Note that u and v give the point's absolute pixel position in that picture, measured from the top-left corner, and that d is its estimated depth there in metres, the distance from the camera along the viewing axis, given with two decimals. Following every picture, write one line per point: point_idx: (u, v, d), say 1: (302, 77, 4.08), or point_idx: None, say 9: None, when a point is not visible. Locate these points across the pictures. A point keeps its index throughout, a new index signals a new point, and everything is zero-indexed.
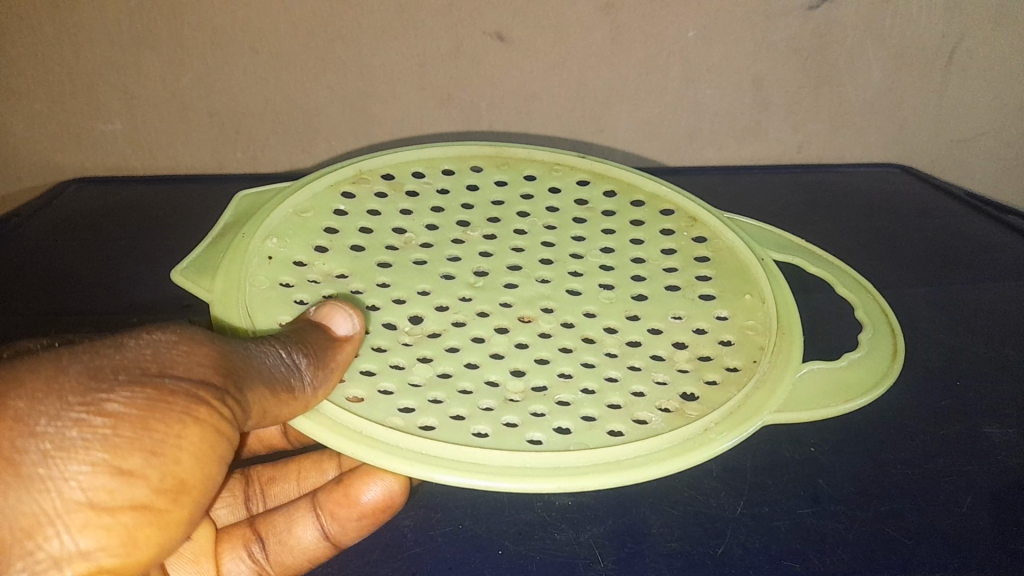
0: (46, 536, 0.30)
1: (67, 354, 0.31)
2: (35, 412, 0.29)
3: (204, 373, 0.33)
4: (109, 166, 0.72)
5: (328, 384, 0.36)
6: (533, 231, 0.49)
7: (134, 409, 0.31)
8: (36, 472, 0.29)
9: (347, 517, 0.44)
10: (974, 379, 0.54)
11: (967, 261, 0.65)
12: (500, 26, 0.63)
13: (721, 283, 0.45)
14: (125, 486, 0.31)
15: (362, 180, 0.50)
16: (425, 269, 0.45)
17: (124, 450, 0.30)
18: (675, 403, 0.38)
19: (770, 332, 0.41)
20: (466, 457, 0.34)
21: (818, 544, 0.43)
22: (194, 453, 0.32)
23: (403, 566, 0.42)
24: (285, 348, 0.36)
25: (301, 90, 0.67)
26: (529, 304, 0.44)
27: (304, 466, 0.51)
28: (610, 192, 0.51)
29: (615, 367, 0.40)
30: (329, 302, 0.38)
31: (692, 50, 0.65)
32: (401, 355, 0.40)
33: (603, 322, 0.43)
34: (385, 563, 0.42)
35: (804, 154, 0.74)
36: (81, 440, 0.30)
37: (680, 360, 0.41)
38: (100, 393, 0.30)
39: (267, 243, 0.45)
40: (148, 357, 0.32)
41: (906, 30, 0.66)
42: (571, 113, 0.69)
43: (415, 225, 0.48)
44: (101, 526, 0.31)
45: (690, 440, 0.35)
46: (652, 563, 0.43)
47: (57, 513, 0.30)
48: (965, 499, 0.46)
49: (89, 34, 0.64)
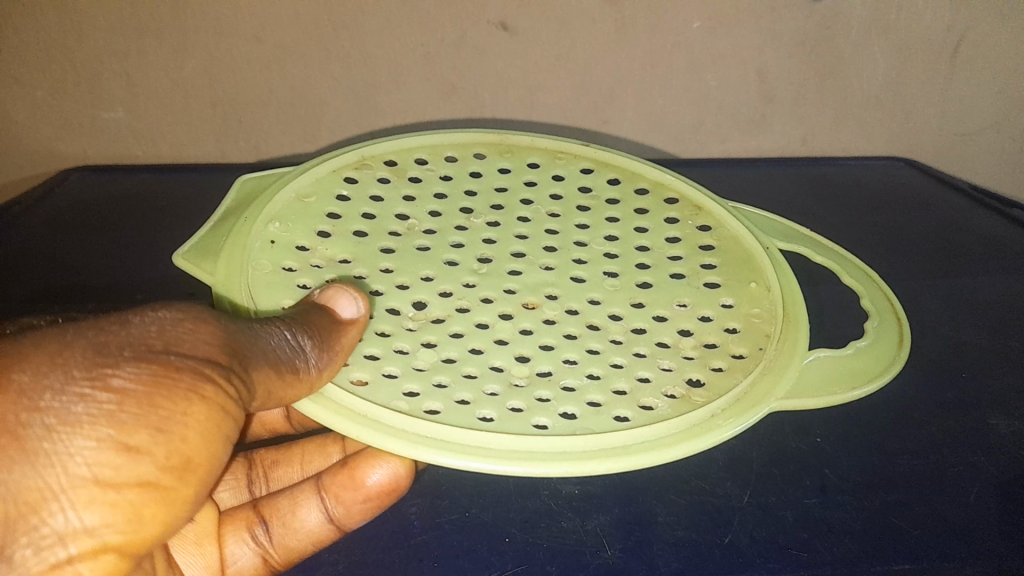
0: (50, 512, 0.30)
1: (72, 330, 0.31)
2: (39, 387, 0.29)
3: (209, 351, 0.33)
4: (112, 155, 0.72)
5: (333, 366, 0.36)
6: (537, 218, 0.48)
7: (139, 385, 0.31)
8: (41, 447, 0.29)
9: (353, 500, 0.44)
10: (979, 371, 0.54)
11: (971, 255, 0.65)
12: (505, 15, 0.63)
13: (725, 271, 0.45)
14: (130, 462, 0.30)
15: (365, 166, 0.50)
16: (429, 255, 0.45)
17: (130, 426, 0.30)
18: (680, 389, 0.38)
19: (776, 320, 0.41)
20: (471, 441, 0.34)
21: (825, 534, 0.43)
22: (200, 431, 0.32)
23: (406, 555, 0.42)
24: (290, 329, 0.36)
25: (305, 77, 0.66)
26: (534, 291, 0.44)
27: (308, 450, 0.51)
28: (614, 180, 0.51)
29: (621, 354, 0.40)
30: (333, 285, 0.38)
31: (697, 42, 0.65)
32: (405, 340, 0.40)
33: (608, 309, 0.43)
34: (391, 549, 0.42)
35: (808, 148, 0.74)
36: (86, 415, 0.30)
37: (686, 347, 0.40)
38: (105, 368, 0.30)
39: (269, 228, 0.44)
40: (154, 334, 0.32)
41: (912, 25, 0.65)
42: (576, 104, 0.68)
43: (418, 211, 0.48)
44: (107, 502, 0.30)
45: (696, 426, 0.35)
46: (660, 552, 0.42)
47: (62, 489, 0.30)
48: (971, 491, 0.46)
49: (92, 22, 0.64)
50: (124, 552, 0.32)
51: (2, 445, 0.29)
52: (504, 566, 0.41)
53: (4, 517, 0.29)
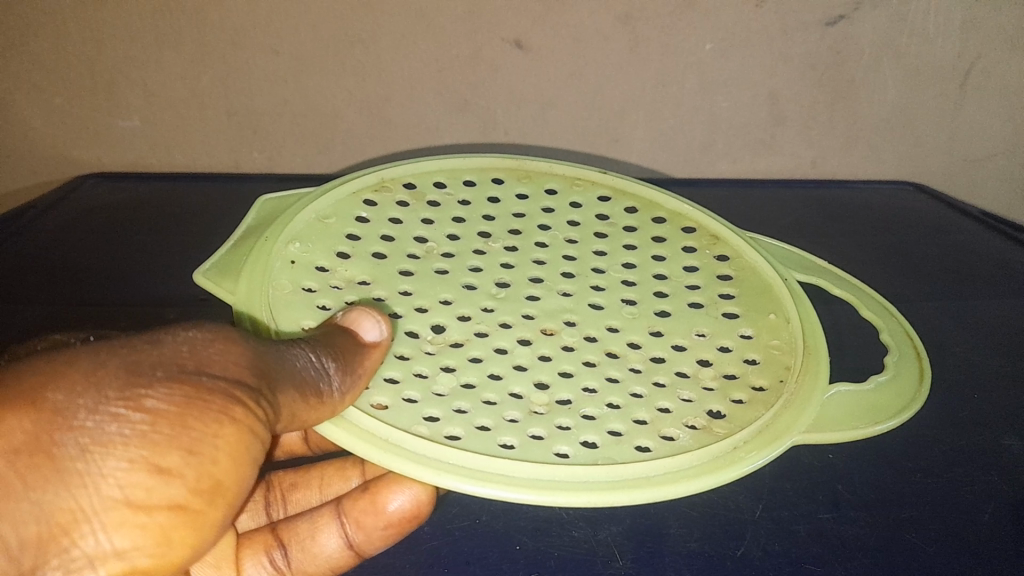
0: (81, 534, 0.31)
1: (104, 349, 0.32)
2: (74, 407, 0.31)
3: (238, 373, 0.33)
4: (126, 163, 0.73)
5: (355, 389, 0.36)
6: (555, 244, 0.49)
7: (172, 406, 0.32)
8: (74, 467, 0.31)
9: (373, 527, 0.43)
10: (989, 393, 0.54)
11: (981, 278, 0.65)
12: (519, 34, 0.63)
13: (744, 301, 0.45)
14: (162, 484, 0.31)
15: (384, 188, 0.51)
16: (446, 278, 0.46)
17: (162, 447, 0.31)
18: (701, 420, 0.38)
19: (796, 352, 0.41)
20: (493, 468, 0.34)
21: (839, 549, 0.43)
22: (230, 453, 0.33)
23: (418, 560, 0.43)
24: (315, 351, 0.36)
25: (319, 91, 0.67)
26: (552, 317, 0.44)
27: (327, 474, 0.51)
28: (631, 208, 0.52)
29: (640, 383, 0.40)
30: (357, 307, 0.39)
31: (710, 62, 0.65)
32: (425, 363, 0.40)
33: (627, 337, 0.43)
34: (402, 555, 0.43)
35: (818, 169, 0.74)
36: (119, 436, 0.31)
37: (705, 377, 0.41)
38: (139, 389, 0.31)
39: (290, 248, 0.45)
40: (185, 354, 0.33)
41: (922, 51, 0.66)
42: (588, 122, 0.69)
43: (436, 234, 0.48)
44: (137, 525, 0.31)
45: (719, 458, 0.35)
46: (672, 562, 0.43)
47: (94, 511, 0.31)
48: (984, 509, 0.46)
49: (113, 31, 0.65)
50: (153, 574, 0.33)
51: (37, 463, 0.30)
52: (515, 572, 0.42)
53: (37, 538, 0.30)
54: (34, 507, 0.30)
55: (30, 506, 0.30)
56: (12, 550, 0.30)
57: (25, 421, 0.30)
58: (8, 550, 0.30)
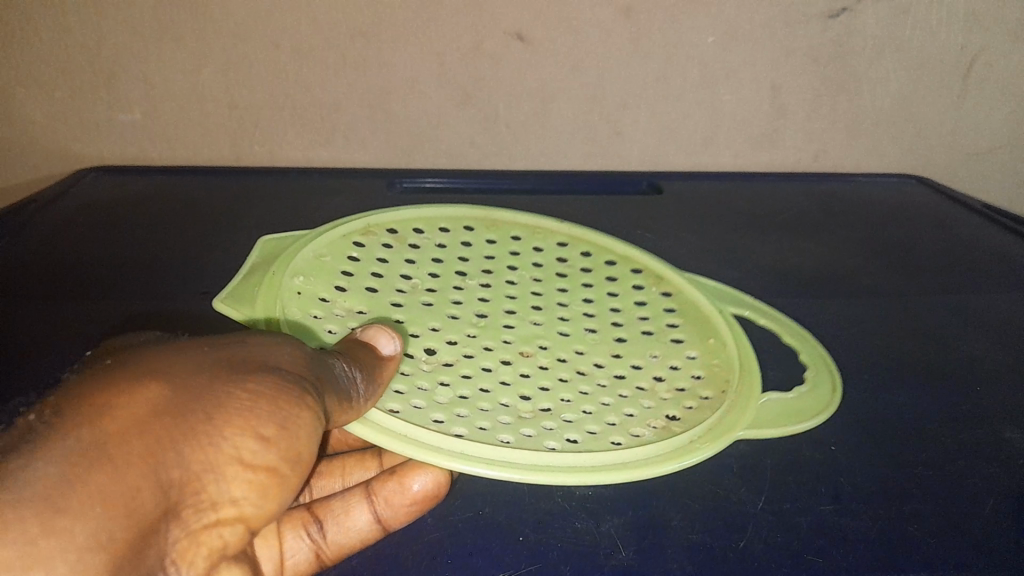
0: (210, 481, 0.33)
1: (207, 347, 0.36)
2: (197, 382, 0.34)
3: (295, 373, 0.36)
4: (126, 156, 0.72)
5: (378, 395, 0.39)
6: (523, 282, 0.53)
7: (270, 388, 0.35)
8: (202, 426, 0.33)
9: (399, 501, 0.44)
10: (990, 387, 0.54)
11: (982, 270, 0.65)
12: (521, 26, 0.64)
13: (689, 329, 0.50)
14: (265, 450, 0.34)
15: (370, 232, 0.54)
16: (432, 309, 0.49)
17: (265, 417, 0.34)
18: (661, 420, 0.42)
19: (735, 366, 0.46)
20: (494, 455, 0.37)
21: (841, 541, 0.43)
22: (309, 435, 0.36)
23: (420, 550, 0.43)
24: (343, 360, 0.38)
25: (322, 84, 0.67)
26: (526, 342, 0.48)
27: (348, 464, 0.51)
28: (586, 252, 0.57)
29: (608, 395, 0.44)
30: (374, 325, 0.42)
31: (711, 55, 0.66)
32: (424, 379, 0.43)
33: (590, 359, 0.47)
34: (404, 544, 0.43)
35: (820, 162, 0.74)
36: (238, 406, 0.34)
37: (661, 390, 0.45)
38: (243, 374, 0.35)
39: (294, 281, 0.47)
40: (258, 354, 0.36)
41: (924, 43, 0.66)
42: (589, 115, 0.69)
43: (420, 272, 0.52)
44: (247, 480, 0.34)
45: (680, 448, 0.39)
46: (673, 556, 0.42)
47: (218, 465, 0.33)
48: (985, 503, 0.46)
49: (114, 23, 0.65)
50: (249, 531, 0.35)
51: (174, 424, 0.33)
52: (517, 564, 0.41)
53: (179, 481, 0.32)
54: (179, 455, 0.32)
55: (176, 454, 0.32)
56: (162, 485, 0.32)
57: (160, 388, 0.33)
58: (159, 485, 0.32)
